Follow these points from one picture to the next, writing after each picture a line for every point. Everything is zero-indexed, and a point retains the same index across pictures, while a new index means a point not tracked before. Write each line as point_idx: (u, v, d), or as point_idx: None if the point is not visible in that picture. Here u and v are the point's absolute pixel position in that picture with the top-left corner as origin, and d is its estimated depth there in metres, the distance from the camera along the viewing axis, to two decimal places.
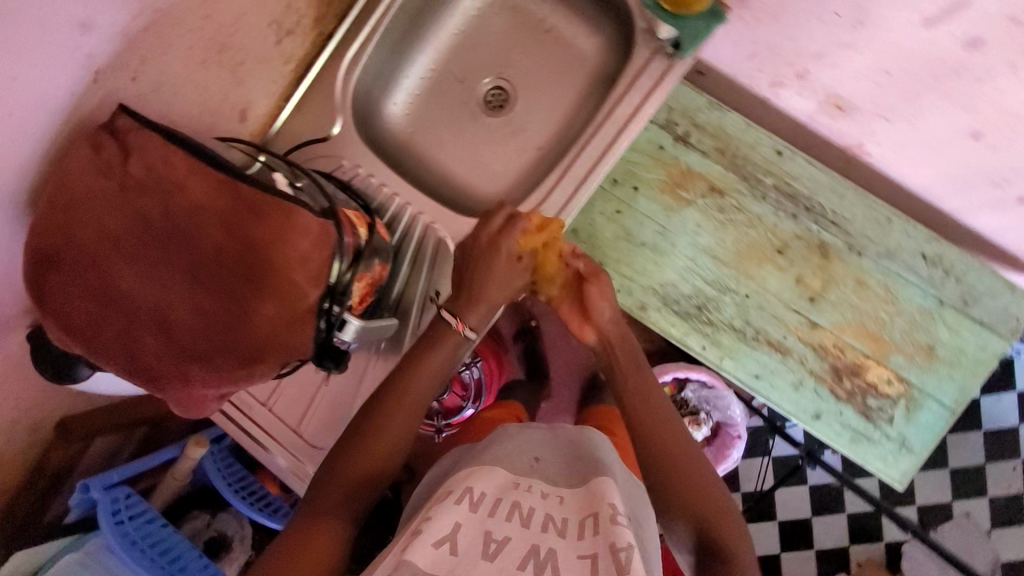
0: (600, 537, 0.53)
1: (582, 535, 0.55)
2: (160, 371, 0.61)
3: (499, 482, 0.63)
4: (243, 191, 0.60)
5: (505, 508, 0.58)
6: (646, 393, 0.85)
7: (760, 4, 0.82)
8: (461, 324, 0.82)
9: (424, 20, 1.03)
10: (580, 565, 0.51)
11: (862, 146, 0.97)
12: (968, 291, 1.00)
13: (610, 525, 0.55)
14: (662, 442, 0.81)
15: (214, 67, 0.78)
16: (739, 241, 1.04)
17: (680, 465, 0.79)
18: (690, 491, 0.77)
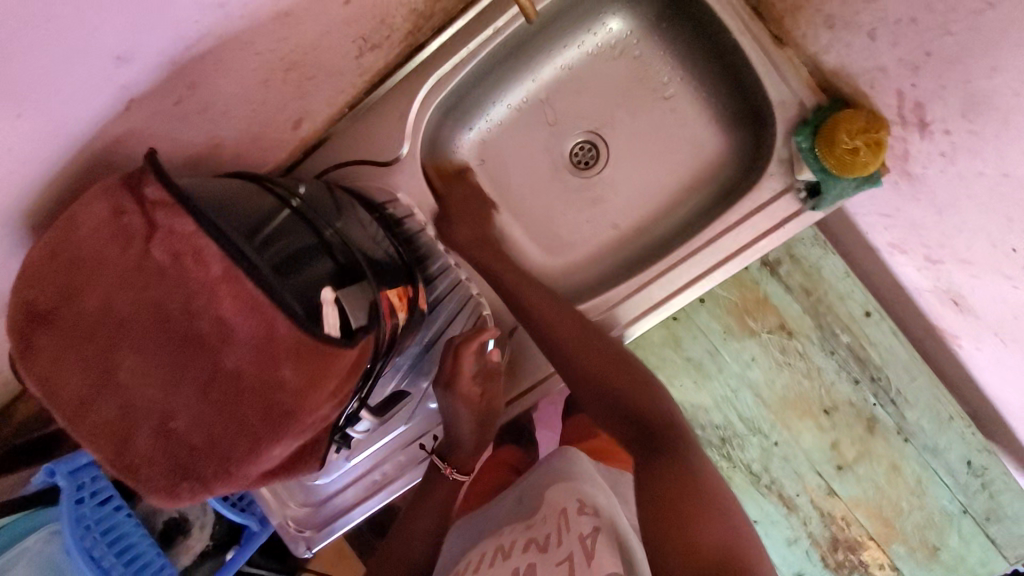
0: (566, 539, 0.57)
1: (549, 540, 0.59)
2: (145, 480, 0.52)
3: (498, 539, 0.68)
4: (272, 307, 0.49)
5: (495, 558, 0.62)
6: (577, 320, 0.77)
7: (927, 187, 0.69)
8: (450, 470, 0.85)
9: (531, 46, 0.87)
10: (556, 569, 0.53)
11: (958, 338, 0.88)
12: (995, 509, 0.95)
13: (576, 517, 0.60)
14: (612, 372, 0.72)
15: (277, 85, 0.64)
16: (790, 388, 0.96)
17: (627, 387, 0.70)
18: (639, 404, 0.68)
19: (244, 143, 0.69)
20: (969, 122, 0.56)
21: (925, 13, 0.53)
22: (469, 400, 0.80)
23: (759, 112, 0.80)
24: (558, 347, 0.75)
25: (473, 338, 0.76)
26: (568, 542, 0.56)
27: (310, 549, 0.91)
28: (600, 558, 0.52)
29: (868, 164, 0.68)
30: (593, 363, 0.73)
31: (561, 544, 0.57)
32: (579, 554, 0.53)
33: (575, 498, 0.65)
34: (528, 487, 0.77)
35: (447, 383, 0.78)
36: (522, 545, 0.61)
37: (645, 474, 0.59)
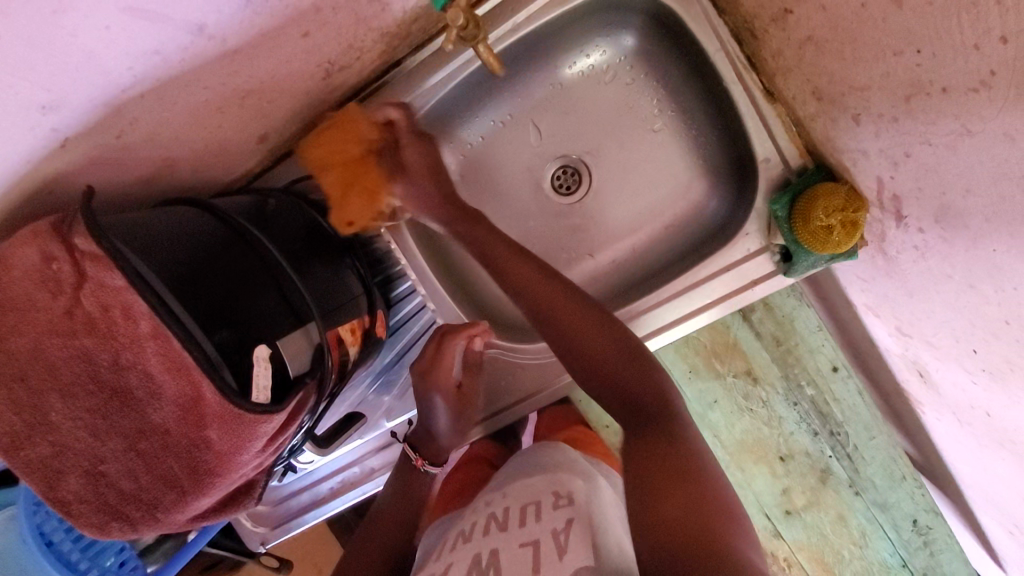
0: (536, 528, 0.57)
1: (520, 531, 0.59)
2: (73, 519, 0.53)
3: (468, 517, 0.68)
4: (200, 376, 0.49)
5: (459, 541, 0.63)
6: (575, 304, 0.62)
7: (899, 271, 0.66)
8: (419, 461, 0.81)
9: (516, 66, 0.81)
10: (520, 550, 0.55)
11: (921, 405, 0.87)
12: (933, 567, 0.96)
13: (552, 509, 0.61)
14: (628, 365, 0.60)
15: (234, 110, 0.61)
16: (749, 433, 0.97)
17: (627, 362, 0.60)
18: (623, 360, 0.60)
19: (204, 161, 0.67)
20: (941, 228, 0.52)
21: (906, 117, 0.49)
22: (446, 393, 0.80)
23: (744, 166, 0.76)
24: (567, 332, 0.61)
25: (461, 333, 0.77)
26: (541, 530, 0.57)
27: (264, 544, 0.95)
28: (571, 553, 0.52)
29: (840, 245, 0.64)
30: (594, 321, 0.62)
31: (527, 526, 0.58)
32: (548, 544, 0.54)
33: (550, 490, 0.65)
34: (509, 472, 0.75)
35: (424, 373, 0.78)
36: (484, 529, 0.62)
37: (663, 447, 0.54)
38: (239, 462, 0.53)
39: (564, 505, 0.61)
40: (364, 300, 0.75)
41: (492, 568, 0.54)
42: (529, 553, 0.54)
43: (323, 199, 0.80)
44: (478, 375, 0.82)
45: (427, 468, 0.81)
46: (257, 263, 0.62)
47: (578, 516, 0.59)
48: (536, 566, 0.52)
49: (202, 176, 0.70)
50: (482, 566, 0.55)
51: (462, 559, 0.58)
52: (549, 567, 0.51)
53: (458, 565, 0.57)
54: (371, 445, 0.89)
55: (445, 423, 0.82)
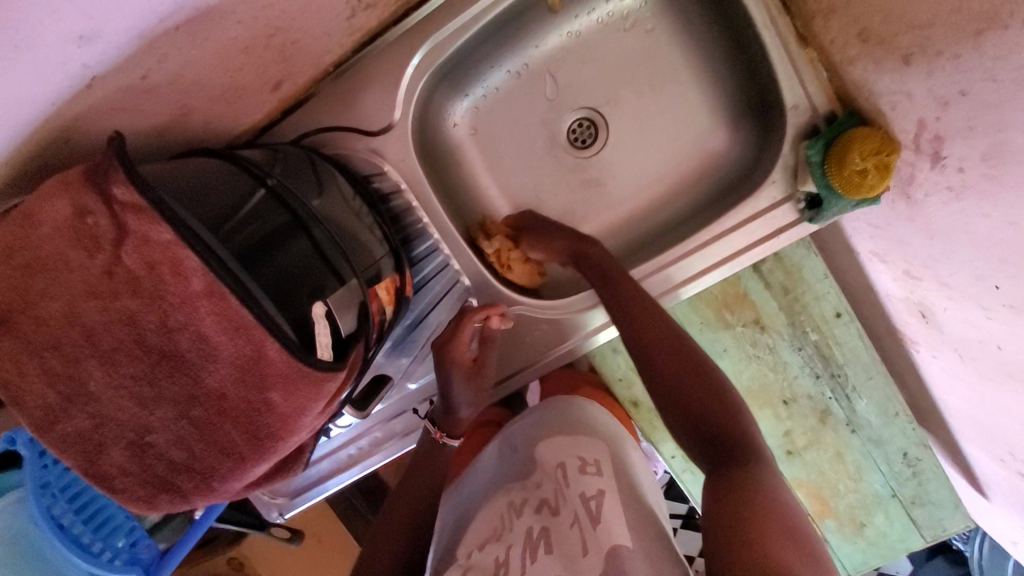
0: (571, 498, 0.62)
1: (558, 504, 0.63)
2: (116, 495, 0.49)
3: (501, 492, 0.69)
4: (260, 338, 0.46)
5: (510, 515, 0.64)
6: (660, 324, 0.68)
7: (924, 214, 0.68)
8: (438, 435, 0.82)
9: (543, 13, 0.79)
10: (569, 532, 0.59)
11: (916, 343, 0.93)
12: (920, 494, 1.04)
13: (579, 476, 0.65)
14: (690, 380, 0.63)
15: (259, 52, 0.56)
16: (755, 379, 1.01)
17: (703, 394, 0.62)
18: (688, 398, 0.62)
19: (219, 111, 0.62)
20: (987, 166, 0.54)
21: (972, 53, 0.50)
22: (462, 366, 0.78)
23: (771, 114, 0.77)
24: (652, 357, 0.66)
25: (479, 312, 0.76)
26: (572, 502, 0.61)
27: (283, 515, 0.94)
28: (604, 523, 0.57)
29: (874, 188, 0.65)
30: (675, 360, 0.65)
31: (567, 503, 0.62)
32: (584, 516, 0.59)
33: (575, 453, 0.68)
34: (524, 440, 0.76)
35: (442, 347, 0.77)
36: (533, 503, 0.64)
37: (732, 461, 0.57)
38: (302, 423, 0.51)
39: (591, 472, 0.65)
40: (392, 259, 0.72)
41: (542, 539, 0.59)
42: (575, 529, 0.59)
43: (338, 153, 0.76)
44: (493, 348, 0.81)
45: (447, 441, 0.82)
46: (289, 218, 0.57)
47: (607, 488, 0.63)
48: (579, 541, 0.57)
49: (214, 127, 0.65)
50: (533, 537, 0.60)
51: (515, 536, 0.61)
52: (590, 542, 0.56)
53: (513, 538, 0.60)
54: (390, 410, 0.88)
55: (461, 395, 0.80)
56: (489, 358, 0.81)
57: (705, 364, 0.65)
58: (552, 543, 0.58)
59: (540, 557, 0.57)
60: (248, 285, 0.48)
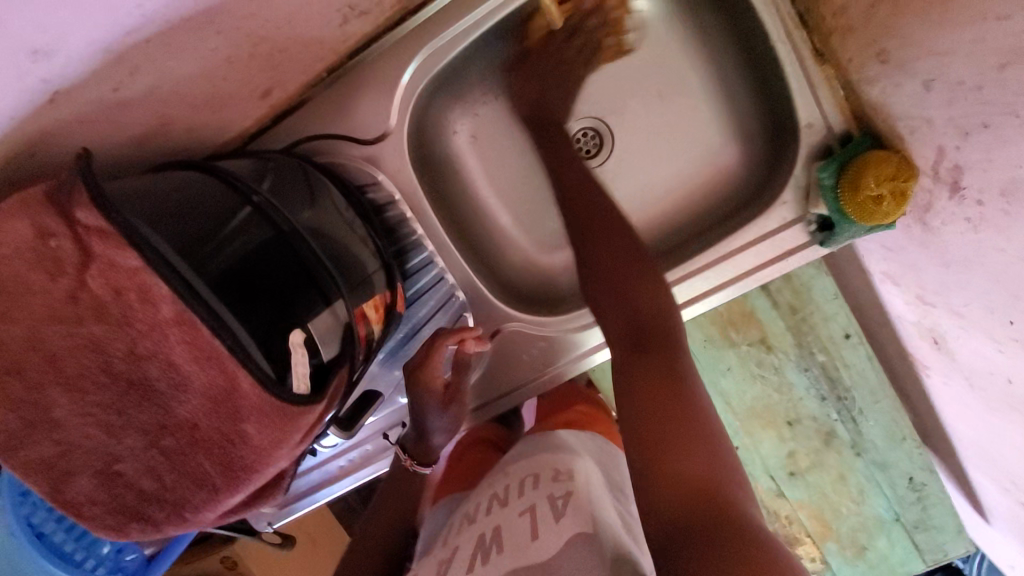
0: (534, 496, 0.57)
1: (515, 502, 0.59)
2: (85, 520, 0.47)
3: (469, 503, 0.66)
4: (232, 368, 0.44)
5: (463, 523, 0.61)
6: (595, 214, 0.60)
7: (940, 242, 0.65)
8: (409, 462, 0.78)
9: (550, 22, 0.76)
10: (520, 521, 0.55)
11: (926, 369, 0.89)
12: (924, 520, 1.01)
13: (551, 482, 0.60)
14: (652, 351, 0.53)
15: (243, 61, 0.54)
16: (758, 399, 0.98)
17: (648, 325, 0.55)
18: (633, 291, 0.56)
19: (203, 119, 0.60)
20: (1006, 201, 0.51)
21: (995, 83, 0.47)
22: (435, 392, 0.73)
23: (783, 130, 0.73)
24: (591, 259, 0.58)
25: (453, 334, 0.71)
26: (528, 498, 0.58)
27: (271, 525, 0.94)
28: (567, 519, 0.52)
29: (888, 214, 0.62)
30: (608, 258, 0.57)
31: (523, 499, 0.58)
32: (544, 512, 0.54)
33: (552, 463, 0.63)
34: (506, 461, 0.71)
35: (412, 371, 0.72)
36: (488, 508, 0.61)
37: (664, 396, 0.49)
38: (280, 454, 0.48)
39: (564, 478, 0.60)
40: (383, 274, 0.69)
41: (495, 539, 0.54)
42: (527, 519, 0.54)
43: (331, 161, 0.74)
44: (468, 372, 0.76)
45: (420, 468, 0.79)
46: (271, 235, 0.55)
47: (576, 487, 0.57)
48: (533, 532, 0.52)
49: (197, 135, 0.62)
50: (487, 541, 0.54)
51: (467, 539, 0.56)
52: (543, 531, 0.52)
53: (465, 543, 0.56)
54: (381, 424, 0.86)
55: (438, 419, 0.77)
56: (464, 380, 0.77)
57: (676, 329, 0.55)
58: (504, 541, 0.53)
59: (491, 556, 0.52)
60: (220, 313, 0.45)
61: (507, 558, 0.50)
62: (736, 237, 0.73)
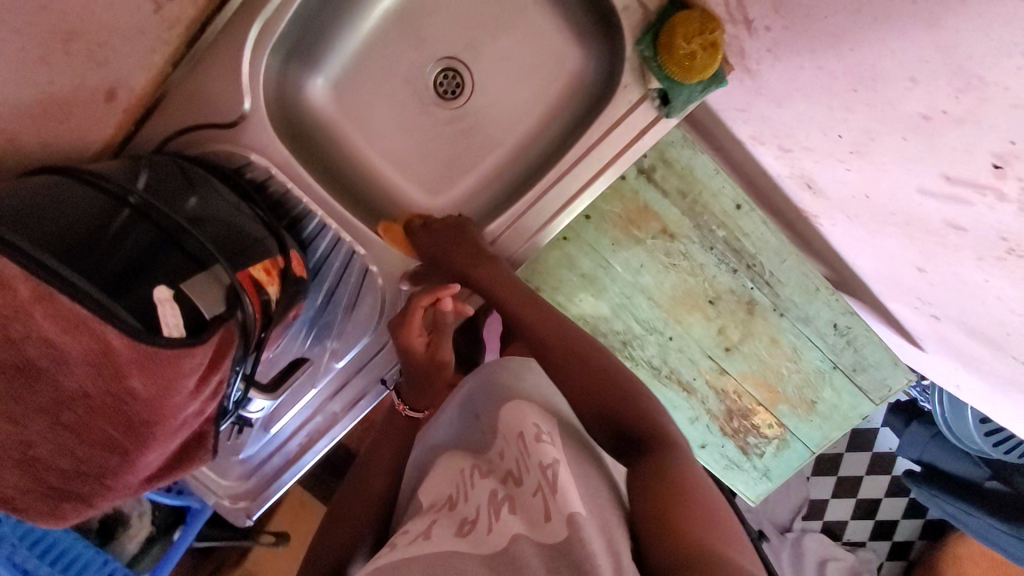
0: (532, 470, 0.60)
1: (524, 475, 0.61)
2: (18, 510, 0.51)
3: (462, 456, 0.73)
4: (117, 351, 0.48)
5: (468, 479, 0.67)
6: (567, 347, 0.74)
7: (767, 82, 0.70)
8: (401, 407, 0.86)
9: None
10: (529, 501, 0.58)
11: (817, 216, 0.93)
12: (860, 360, 1.06)
13: (535, 444, 0.63)
14: (616, 399, 0.70)
15: (62, 60, 0.58)
16: (678, 286, 1.04)
17: (614, 397, 0.71)
18: (612, 402, 0.70)
19: (53, 131, 0.63)
20: (782, 17, 0.60)
21: None
22: (413, 352, 0.79)
23: (609, 22, 0.78)
24: (568, 381, 0.73)
25: (428, 296, 0.77)
26: (534, 472, 0.60)
27: (250, 517, 0.93)
28: (564, 492, 0.55)
29: (707, 66, 0.68)
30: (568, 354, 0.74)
31: (527, 473, 0.61)
32: (546, 488, 0.57)
33: (532, 423, 0.67)
34: (485, 399, 0.79)
35: (393, 328, 0.79)
36: (486, 470, 0.67)
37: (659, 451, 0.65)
38: (174, 403, 0.53)
39: (545, 440, 0.64)
40: (273, 242, 0.73)
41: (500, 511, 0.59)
42: (536, 499, 0.57)
43: (201, 152, 0.77)
44: (446, 333, 0.81)
45: (409, 413, 0.86)
46: (145, 226, 0.59)
47: (562, 456, 0.61)
48: (544, 513, 0.55)
49: (60, 151, 0.66)
50: (497, 504, 0.60)
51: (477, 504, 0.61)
52: (551, 507, 0.55)
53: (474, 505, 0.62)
54: (326, 393, 0.89)
55: (416, 376, 0.83)
56: (443, 341, 0.81)
57: (612, 373, 0.72)
58: (515, 506, 0.59)
59: (500, 519, 0.57)
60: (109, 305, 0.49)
61: (517, 526, 0.55)
62: (538, 190, 0.80)
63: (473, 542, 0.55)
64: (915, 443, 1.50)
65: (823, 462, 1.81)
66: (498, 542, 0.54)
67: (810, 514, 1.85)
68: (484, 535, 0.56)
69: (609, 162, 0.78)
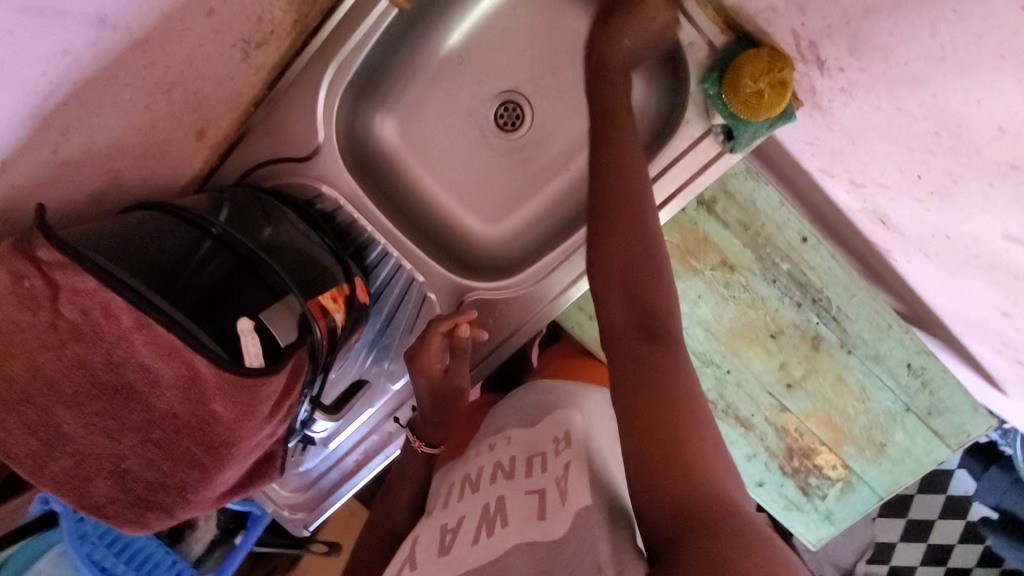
0: (542, 474, 0.58)
1: (522, 475, 0.60)
2: (110, 519, 0.56)
3: (468, 464, 0.69)
4: (203, 382, 0.52)
5: (462, 492, 0.63)
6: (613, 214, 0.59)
7: (836, 117, 0.68)
8: (417, 443, 0.83)
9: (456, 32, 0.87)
10: (527, 498, 0.56)
11: (890, 251, 0.88)
12: (934, 403, 0.99)
13: (554, 454, 0.61)
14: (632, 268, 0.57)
15: (163, 107, 0.64)
16: (737, 319, 1.01)
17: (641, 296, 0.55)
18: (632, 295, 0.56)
19: (150, 168, 0.69)
20: (857, 60, 0.58)
21: None
22: (431, 377, 0.79)
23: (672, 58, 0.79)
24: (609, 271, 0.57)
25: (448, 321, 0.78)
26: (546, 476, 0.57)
27: (307, 527, 0.97)
28: (572, 497, 0.53)
29: (773, 105, 0.68)
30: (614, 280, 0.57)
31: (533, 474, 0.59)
32: (553, 490, 0.55)
33: (550, 434, 0.65)
34: (505, 409, 0.78)
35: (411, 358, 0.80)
36: (490, 475, 0.62)
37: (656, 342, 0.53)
38: (252, 425, 0.57)
39: (563, 448, 0.61)
40: (339, 269, 0.76)
41: (499, 512, 0.55)
42: (534, 497, 0.55)
43: (278, 184, 0.81)
44: (465, 361, 0.79)
45: (426, 449, 0.82)
46: (229, 257, 0.64)
47: (578, 459, 0.59)
48: (540, 510, 0.54)
49: (153, 186, 0.72)
50: (490, 510, 0.56)
51: (471, 508, 0.58)
52: (549, 506, 0.53)
53: (469, 512, 0.58)
54: (382, 412, 0.92)
55: (428, 409, 0.82)
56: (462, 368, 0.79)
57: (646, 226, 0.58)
58: (508, 515, 0.54)
59: (495, 529, 0.53)
60: (196, 331, 0.54)
61: (515, 535, 0.51)
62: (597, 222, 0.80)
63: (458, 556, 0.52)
64: (995, 489, 1.39)
65: (891, 502, 1.70)
66: (487, 552, 0.50)
67: (875, 557, 1.74)
68: (468, 545, 0.53)
69: (665, 199, 0.78)
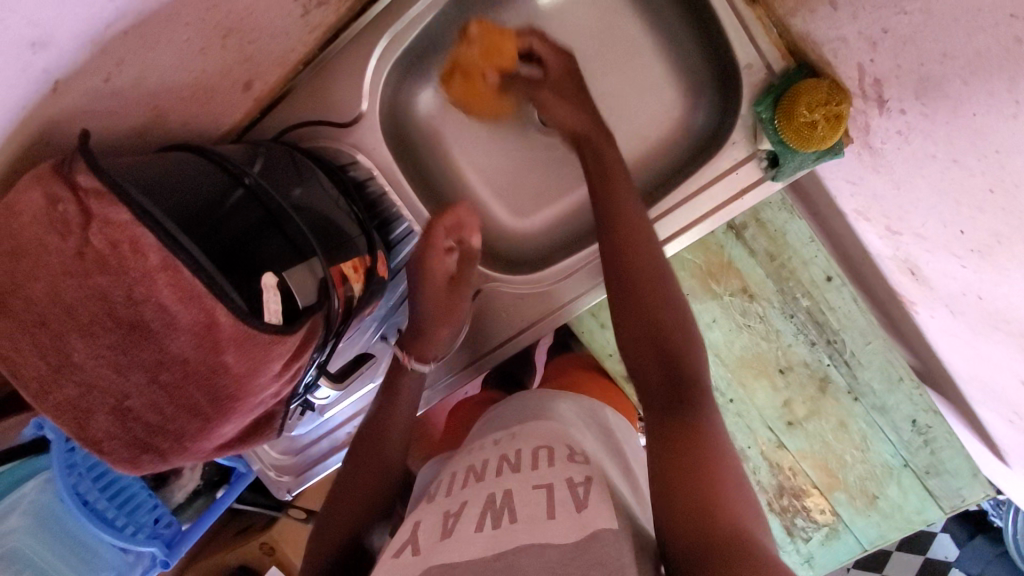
0: (553, 475, 0.57)
1: (529, 472, 0.58)
2: (104, 455, 0.56)
3: (469, 456, 0.67)
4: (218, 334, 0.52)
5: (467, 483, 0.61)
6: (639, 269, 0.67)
7: (886, 161, 0.67)
8: (406, 358, 0.78)
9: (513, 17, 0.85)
10: (534, 494, 0.54)
11: (914, 303, 0.87)
12: (934, 463, 0.97)
13: (566, 461, 0.59)
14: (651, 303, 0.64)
15: (217, 53, 0.64)
16: (748, 349, 1.01)
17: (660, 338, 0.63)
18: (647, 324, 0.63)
19: (194, 112, 0.69)
20: (921, 105, 0.57)
21: None
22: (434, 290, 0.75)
23: (727, 78, 0.78)
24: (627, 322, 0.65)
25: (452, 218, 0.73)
26: (557, 481, 0.56)
27: (291, 492, 0.97)
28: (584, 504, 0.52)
29: (825, 139, 0.67)
30: (646, 329, 0.64)
31: (543, 473, 0.58)
32: (562, 491, 0.54)
33: (564, 443, 0.63)
34: (505, 408, 0.77)
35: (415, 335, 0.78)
36: (496, 470, 0.61)
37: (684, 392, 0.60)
38: (259, 382, 0.57)
39: (580, 460, 0.60)
40: (364, 241, 0.76)
41: (507, 508, 0.53)
42: (543, 495, 0.54)
43: (315, 146, 0.81)
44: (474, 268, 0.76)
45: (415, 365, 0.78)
46: (259, 212, 0.63)
47: (595, 473, 0.57)
48: (549, 511, 0.52)
49: (194, 130, 0.72)
50: (496, 503, 0.54)
51: (474, 498, 0.56)
52: (560, 510, 0.52)
53: (473, 500, 0.56)
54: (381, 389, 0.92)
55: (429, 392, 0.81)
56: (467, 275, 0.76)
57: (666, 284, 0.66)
58: (516, 512, 0.52)
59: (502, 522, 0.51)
60: (219, 280, 0.54)
61: (524, 535, 0.49)
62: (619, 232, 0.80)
63: (462, 542, 0.50)
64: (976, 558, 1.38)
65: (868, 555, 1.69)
66: (492, 544, 0.48)
67: None
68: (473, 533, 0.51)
69: (695, 219, 0.79)
